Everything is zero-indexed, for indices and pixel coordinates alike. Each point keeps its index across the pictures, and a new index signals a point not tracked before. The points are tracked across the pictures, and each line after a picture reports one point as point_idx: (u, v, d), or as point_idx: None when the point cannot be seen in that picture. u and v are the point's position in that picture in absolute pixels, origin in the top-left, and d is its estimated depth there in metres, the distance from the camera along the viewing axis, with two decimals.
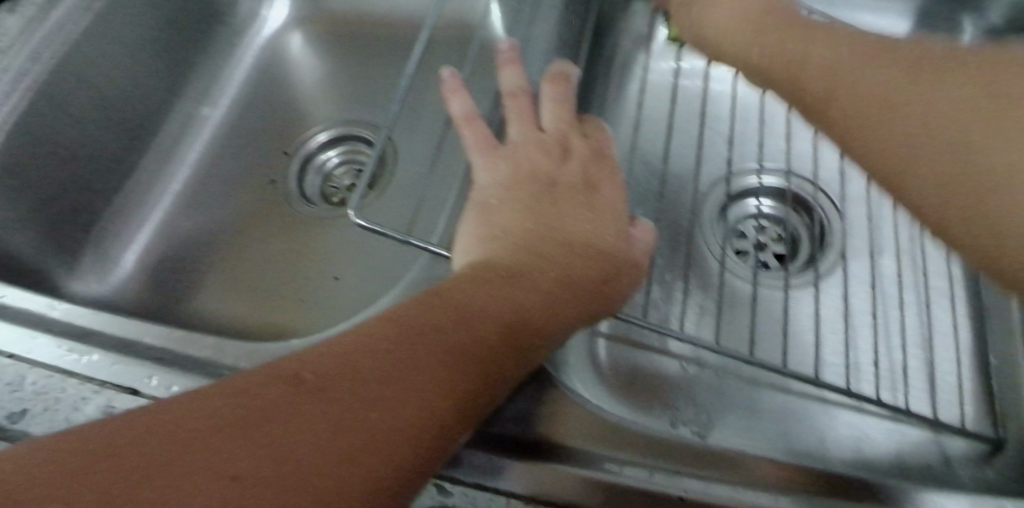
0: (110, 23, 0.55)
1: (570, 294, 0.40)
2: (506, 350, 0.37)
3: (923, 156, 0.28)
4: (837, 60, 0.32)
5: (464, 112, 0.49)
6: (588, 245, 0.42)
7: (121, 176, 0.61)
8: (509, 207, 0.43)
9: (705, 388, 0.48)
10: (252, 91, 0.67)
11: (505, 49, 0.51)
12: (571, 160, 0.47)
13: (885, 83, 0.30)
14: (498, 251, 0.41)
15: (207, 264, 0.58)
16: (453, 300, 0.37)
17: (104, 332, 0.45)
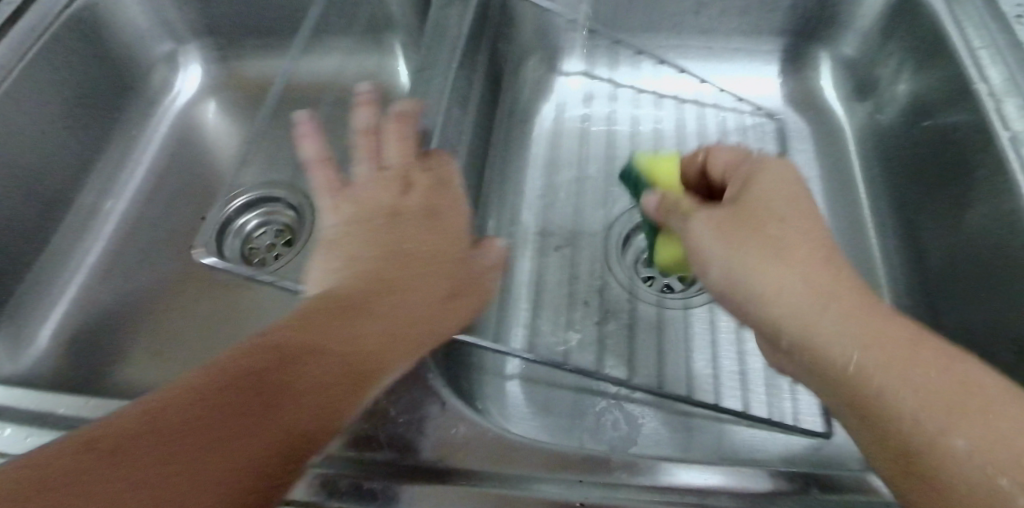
0: (20, 100, 0.57)
1: (416, 316, 0.38)
2: (345, 381, 0.35)
3: (917, 412, 0.31)
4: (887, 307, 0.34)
5: (317, 154, 0.45)
6: (433, 261, 0.40)
7: (35, 251, 0.60)
8: (353, 232, 0.41)
9: (621, 409, 0.53)
10: (169, 158, 0.69)
11: (364, 90, 0.47)
12: (413, 191, 0.43)
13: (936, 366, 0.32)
14: (339, 281, 0.38)
15: (128, 332, 0.58)
16: (285, 337, 0.35)
17: (19, 406, 0.39)
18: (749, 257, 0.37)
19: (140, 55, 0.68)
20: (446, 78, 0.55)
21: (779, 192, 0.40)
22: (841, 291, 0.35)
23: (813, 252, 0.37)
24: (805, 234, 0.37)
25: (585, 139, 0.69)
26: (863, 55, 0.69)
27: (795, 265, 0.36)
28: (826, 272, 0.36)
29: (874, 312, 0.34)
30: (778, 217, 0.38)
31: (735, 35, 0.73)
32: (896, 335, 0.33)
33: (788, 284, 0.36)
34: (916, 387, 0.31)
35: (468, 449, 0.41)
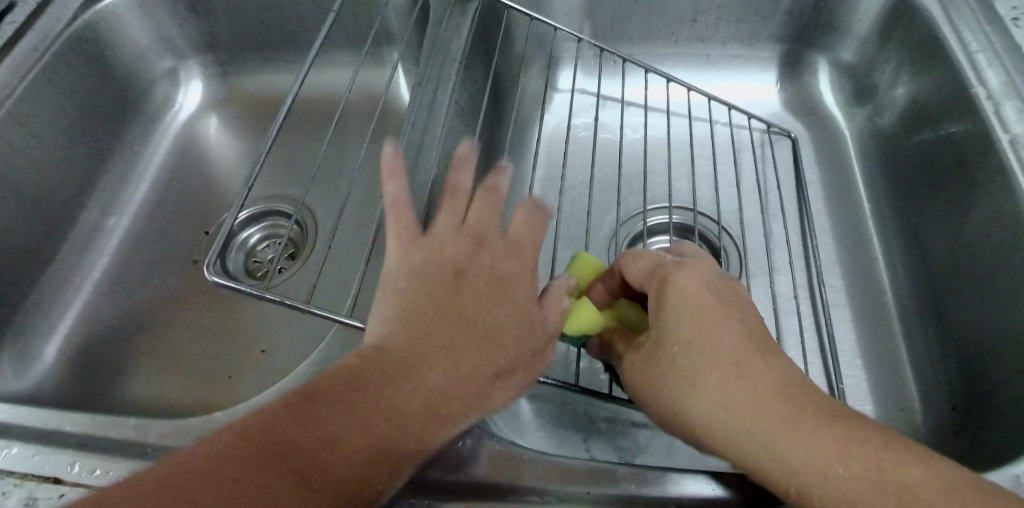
0: (23, 119, 0.57)
1: (463, 387, 0.37)
2: (387, 455, 0.34)
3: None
4: (787, 415, 0.35)
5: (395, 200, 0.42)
6: (485, 327, 0.39)
7: (40, 268, 0.61)
8: (407, 283, 0.40)
9: (623, 421, 0.53)
10: (172, 174, 0.69)
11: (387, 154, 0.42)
12: (485, 253, 0.42)
13: (845, 462, 0.33)
14: (390, 341, 0.38)
15: (134, 349, 0.58)
16: (329, 407, 0.34)
17: (28, 424, 0.39)
18: (683, 390, 0.39)
19: (143, 72, 0.69)
20: (446, 90, 0.56)
21: (691, 308, 0.40)
22: (763, 415, 0.36)
23: (734, 376, 0.37)
24: (724, 354, 0.38)
25: (584, 146, 0.70)
26: (861, 60, 0.70)
27: (722, 391, 0.37)
28: (751, 396, 0.36)
29: (798, 434, 0.34)
30: (697, 340, 0.39)
31: (731, 41, 0.74)
32: (825, 448, 0.33)
33: (716, 415, 0.37)
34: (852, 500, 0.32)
35: (490, 464, 0.40)
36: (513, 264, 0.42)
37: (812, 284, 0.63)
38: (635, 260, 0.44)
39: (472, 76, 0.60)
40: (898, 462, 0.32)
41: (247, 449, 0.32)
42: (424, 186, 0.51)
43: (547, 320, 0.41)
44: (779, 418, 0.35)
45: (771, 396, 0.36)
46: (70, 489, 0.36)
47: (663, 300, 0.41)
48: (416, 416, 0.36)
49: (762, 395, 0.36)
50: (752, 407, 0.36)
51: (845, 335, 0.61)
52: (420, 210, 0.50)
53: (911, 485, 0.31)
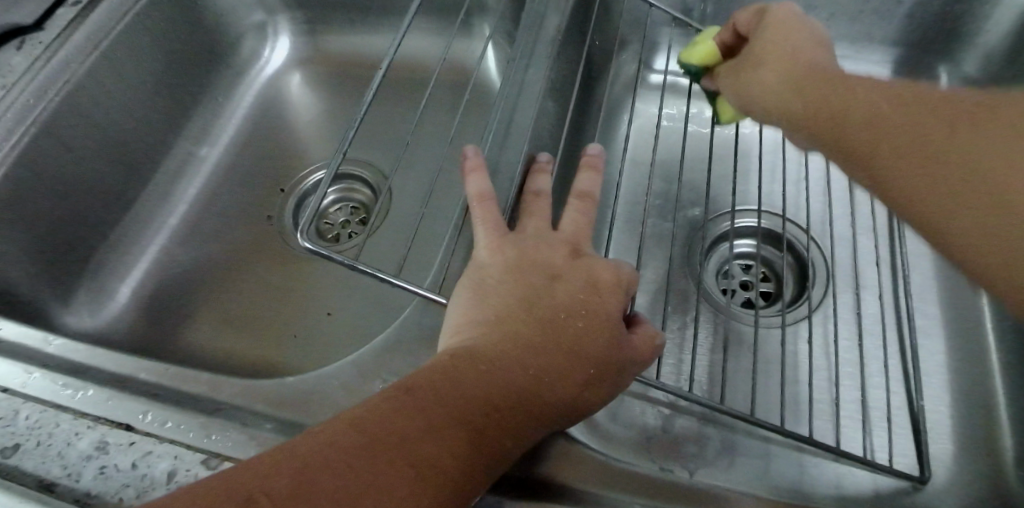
0: (117, 61, 0.57)
1: (554, 388, 0.37)
2: (486, 447, 0.33)
3: (934, 181, 0.35)
4: (881, 110, 0.39)
5: (478, 191, 0.45)
6: (576, 334, 0.39)
7: (120, 210, 0.61)
8: (501, 288, 0.40)
9: (683, 427, 0.50)
10: (252, 128, 0.69)
11: (471, 155, 0.47)
12: (580, 262, 0.43)
13: (928, 134, 0.36)
14: (481, 339, 0.37)
15: (203, 299, 0.58)
16: (427, 396, 0.34)
17: (104, 367, 0.39)
18: (746, 85, 0.48)
19: (233, 23, 0.68)
20: (540, 68, 0.53)
21: (780, 36, 0.47)
22: (854, 108, 0.40)
23: (802, 80, 0.44)
24: (802, 82, 0.44)
25: (672, 137, 0.66)
26: (987, 74, 0.64)
27: (818, 104, 0.42)
28: (816, 88, 0.43)
29: (895, 123, 0.38)
30: (775, 60, 0.46)
31: (843, 41, 0.68)
32: (899, 119, 0.38)
33: (778, 82, 0.45)
34: (909, 140, 0.37)
35: (552, 463, 0.38)
36: (608, 274, 0.42)
37: (899, 308, 0.56)
38: (740, 12, 0.52)
39: (569, 56, 0.57)
40: (970, 128, 0.35)
41: (364, 434, 0.31)
42: (510, 167, 0.49)
43: (637, 343, 0.41)
44: (878, 126, 0.38)
45: (884, 98, 0.39)
46: (140, 438, 0.35)
47: (754, 42, 0.48)
48: (520, 409, 0.35)
49: (844, 106, 0.41)
50: (853, 115, 0.40)
51: (934, 366, 0.54)
52: (506, 191, 0.48)
53: (975, 144, 0.34)
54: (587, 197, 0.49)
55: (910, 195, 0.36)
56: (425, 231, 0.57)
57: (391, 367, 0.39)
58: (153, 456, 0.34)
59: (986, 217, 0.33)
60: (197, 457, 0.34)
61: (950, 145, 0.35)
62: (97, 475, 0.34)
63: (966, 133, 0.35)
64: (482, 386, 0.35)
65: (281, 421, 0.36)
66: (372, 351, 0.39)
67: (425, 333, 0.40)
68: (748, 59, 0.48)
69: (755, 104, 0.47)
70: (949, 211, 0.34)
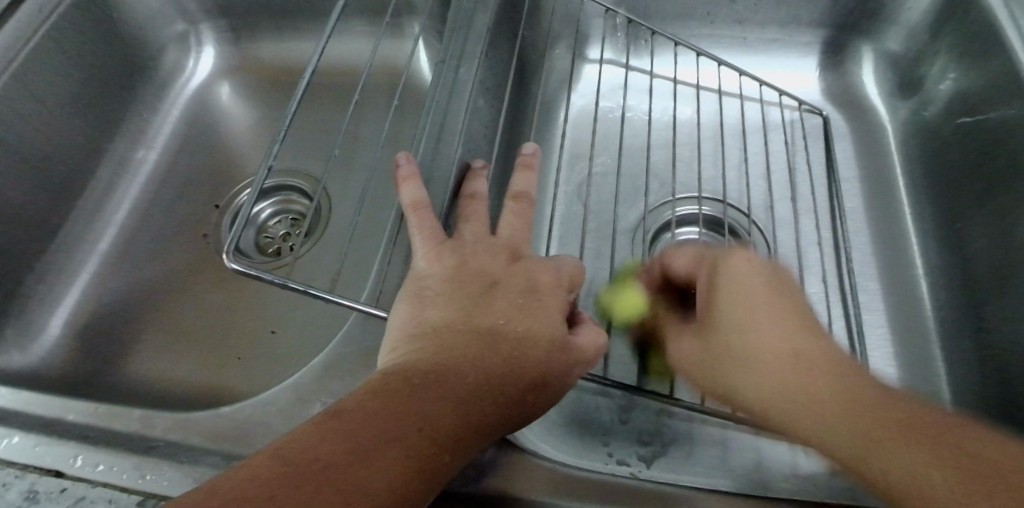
0: (27, 84, 0.55)
1: (493, 400, 0.36)
2: (422, 466, 0.33)
3: (841, 444, 0.36)
4: (816, 399, 0.38)
5: (413, 200, 0.44)
6: (514, 341, 0.38)
7: (46, 238, 0.59)
8: (438, 298, 0.39)
9: (641, 418, 0.51)
10: (182, 142, 0.67)
11: (404, 163, 0.45)
12: (522, 264, 0.43)
13: (868, 441, 0.35)
14: (417, 353, 0.37)
15: (142, 325, 0.57)
16: (359, 417, 0.33)
17: (30, 412, 0.37)
18: (734, 341, 0.42)
19: (153, 34, 0.66)
20: (470, 71, 0.53)
21: (745, 286, 0.42)
22: (791, 348, 0.40)
23: (776, 347, 0.40)
24: (777, 346, 0.40)
25: (610, 128, 0.66)
26: (908, 51, 0.66)
27: (743, 316, 0.42)
28: (791, 362, 0.40)
29: (819, 412, 0.37)
30: (752, 325, 0.41)
31: (770, 25, 0.69)
32: (835, 412, 0.37)
33: (748, 367, 0.41)
34: (835, 431, 0.36)
35: (511, 473, 0.39)
36: (550, 274, 0.42)
37: (842, 283, 0.59)
38: (677, 252, 0.48)
39: (500, 56, 0.56)
40: (976, 444, 0.33)
41: (294, 464, 0.30)
42: (444, 172, 0.48)
43: (580, 346, 0.41)
44: (787, 387, 0.39)
45: (770, 354, 0.40)
46: (72, 484, 0.34)
47: (712, 290, 0.44)
48: (457, 425, 0.35)
49: (823, 401, 0.38)
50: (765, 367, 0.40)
51: (879, 342, 0.58)
52: (441, 199, 0.47)
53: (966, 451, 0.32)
54: (523, 198, 0.49)
55: (757, 383, 0.41)
56: (367, 241, 0.56)
57: (337, 388, 0.38)
58: (86, 503, 0.34)
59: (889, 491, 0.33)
60: (134, 500, 0.34)
61: (834, 437, 0.36)
62: None
63: (897, 448, 0.34)
64: (418, 406, 0.34)
65: (222, 454, 0.36)
66: (312, 373, 0.39)
67: (367, 350, 0.40)
68: (714, 295, 0.44)
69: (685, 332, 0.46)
70: (897, 493, 0.33)
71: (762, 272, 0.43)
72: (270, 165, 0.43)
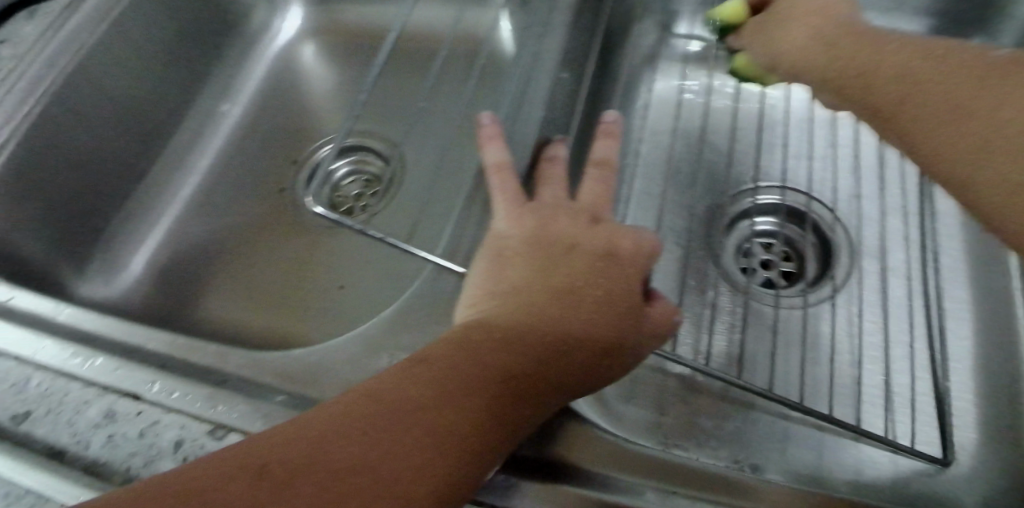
0: (130, 30, 0.57)
1: (572, 362, 0.35)
2: (502, 422, 0.32)
3: (913, 108, 0.37)
4: (904, 77, 0.38)
5: (496, 161, 0.43)
6: (596, 303, 0.37)
7: (134, 181, 0.61)
8: (519, 257, 0.39)
9: (701, 401, 0.49)
10: (266, 98, 0.68)
11: (488, 123, 0.45)
12: (601, 227, 0.41)
13: (899, 78, 0.38)
14: (497, 309, 0.36)
15: (216, 270, 0.59)
16: (441, 369, 0.33)
17: (112, 336, 0.39)
18: (817, 61, 0.44)
19: None
20: (555, 40, 0.52)
21: (805, 18, 0.47)
22: (835, 47, 0.43)
23: (894, 63, 0.39)
24: (821, 45, 0.44)
25: (693, 111, 0.64)
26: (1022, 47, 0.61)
27: (801, 11, 0.47)
28: (863, 56, 0.41)
29: (931, 88, 0.36)
30: (805, 20, 0.46)
31: (873, 12, 0.65)
32: (937, 77, 0.36)
33: (887, 86, 0.39)
34: (930, 111, 0.36)
35: (573, 445, 0.38)
36: (629, 241, 0.41)
37: (927, 291, 0.54)
38: None
39: (584, 25, 0.55)
40: (988, 84, 0.34)
41: (379, 406, 0.31)
42: (523, 139, 0.47)
43: (659, 316, 0.39)
44: (908, 51, 0.39)
45: (886, 77, 0.39)
46: (148, 407, 0.35)
47: (775, 12, 0.50)
48: (536, 384, 0.34)
49: (951, 73, 0.35)
50: (862, 78, 0.40)
51: (961, 351, 0.51)
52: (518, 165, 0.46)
53: (961, 104, 0.34)
54: (604, 167, 0.47)
55: (856, 67, 0.41)
56: (436, 206, 0.56)
57: (404, 341, 0.38)
58: (160, 426, 0.35)
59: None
60: (204, 428, 0.35)
61: (909, 107, 0.37)
62: (105, 443, 0.35)
63: (933, 98, 0.36)
64: (496, 359, 0.34)
65: (290, 394, 0.36)
66: (380, 323, 0.39)
67: (435, 305, 0.40)
68: (782, 25, 0.48)
69: (784, 66, 0.48)
70: (965, 147, 0.33)
71: (819, 25, 0.45)
72: (356, 116, 0.44)
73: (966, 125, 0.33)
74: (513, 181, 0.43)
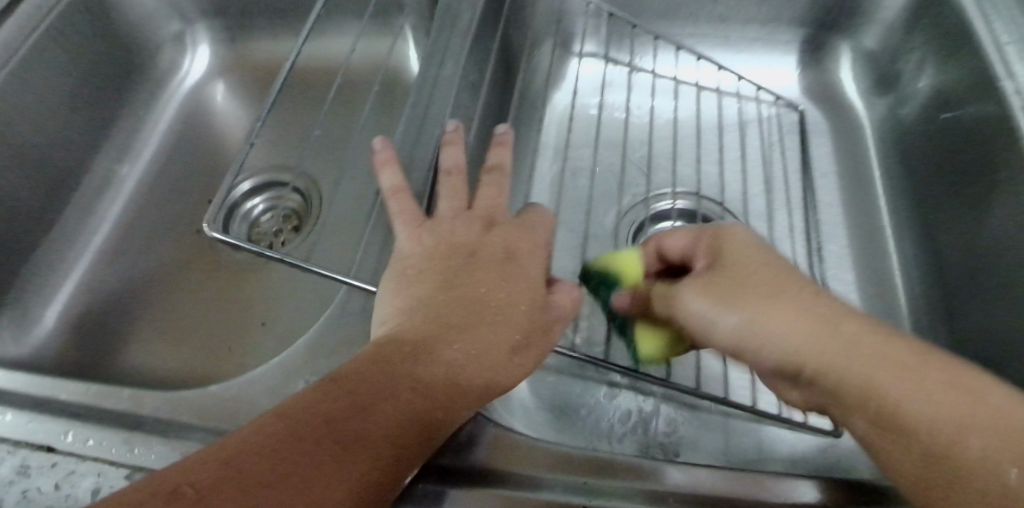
0: (29, 80, 0.56)
1: (479, 367, 0.37)
2: (413, 428, 0.34)
3: (870, 399, 0.35)
4: (816, 335, 0.37)
5: (392, 184, 0.45)
6: (498, 308, 0.39)
7: (42, 232, 0.60)
8: (422, 274, 0.41)
9: (618, 397, 0.52)
10: (177, 140, 0.68)
11: (381, 148, 0.47)
12: (495, 231, 0.43)
13: (825, 351, 0.36)
14: (404, 323, 0.38)
15: (134, 316, 0.58)
16: (350, 384, 0.34)
17: (23, 391, 0.38)
18: (734, 309, 0.39)
19: (150, 35, 0.68)
20: (455, 68, 0.54)
21: (750, 260, 0.40)
22: (813, 301, 0.38)
23: (824, 327, 0.37)
24: (787, 307, 0.38)
25: (595, 126, 0.68)
26: (884, 48, 0.67)
27: (755, 307, 0.38)
28: (777, 306, 0.38)
29: (838, 350, 0.36)
30: (756, 289, 0.39)
31: (751, 26, 0.71)
32: (828, 335, 0.37)
33: (805, 348, 0.37)
34: (853, 368, 0.35)
35: (494, 450, 0.40)
36: (526, 242, 0.43)
37: (816, 273, 0.60)
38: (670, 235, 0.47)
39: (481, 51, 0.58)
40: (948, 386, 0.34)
41: (292, 424, 0.32)
42: (427, 165, 0.50)
43: (561, 311, 0.42)
44: (810, 338, 0.37)
45: (837, 335, 0.36)
46: (62, 458, 0.35)
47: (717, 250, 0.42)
48: (445, 390, 0.36)
49: (878, 362, 0.35)
50: (808, 356, 0.37)
51: None
52: (425, 189, 0.49)
53: (891, 412, 0.34)
54: (498, 171, 0.49)
55: (795, 337, 0.37)
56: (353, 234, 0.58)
57: (321, 366, 0.40)
58: (76, 476, 0.35)
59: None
60: (122, 472, 0.35)
61: (836, 366, 0.36)
62: (19, 498, 0.34)
63: (835, 360, 0.36)
64: (407, 368, 0.36)
65: (208, 430, 0.37)
66: (297, 354, 0.40)
67: (349, 330, 0.41)
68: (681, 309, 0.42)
69: (727, 332, 0.39)
70: (917, 432, 0.33)
71: (767, 264, 0.40)
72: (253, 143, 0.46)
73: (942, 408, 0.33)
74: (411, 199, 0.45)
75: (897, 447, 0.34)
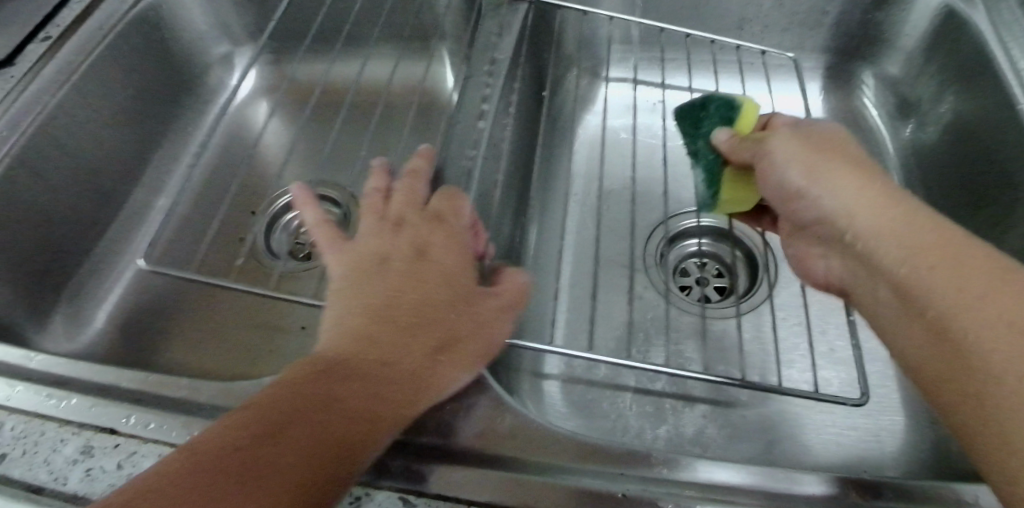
0: (90, 93, 0.60)
1: (403, 372, 0.38)
2: (340, 438, 0.35)
3: (905, 263, 0.38)
4: (867, 207, 0.41)
5: (317, 223, 0.47)
6: (417, 313, 0.40)
7: (95, 238, 0.63)
8: (345, 292, 0.42)
9: (648, 398, 0.53)
10: (222, 152, 0.71)
11: (299, 192, 0.49)
12: (404, 229, 0.44)
13: (874, 222, 0.40)
14: (329, 342, 0.39)
15: (176, 318, 0.60)
16: (268, 406, 0.35)
17: (85, 377, 0.40)
18: (818, 177, 0.44)
19: (200, 54, 0.72)
20: (492, 84, 0.57)
21: (840, 144, 0.45)
22: (877, 182, 0.42)
23: (889, 206, 0.40)
24: (857, 176, 0.42)
25: (622, 145, 0.70)
26: (907, 75, 0.69)
27: (838, 175, 0.43)
28: (846, 175, 0.43)
29: (890, 221, 0.40)
30: (836, 161, 0.44)
31: (775, 52, 0.74)
32: (884, 207, 0.40)
33: (858, 216, 0.41)
34: (892, 236, 0.39)
35: (531, 439, 0.40)
36: (440, 241, 0.44)
37: None
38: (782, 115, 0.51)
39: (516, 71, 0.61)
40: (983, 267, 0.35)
41: (203, 456, 0.33)
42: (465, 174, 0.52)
43: (491, 302, 0.43)
44: (866, 205, 0.41)
45: (891, 208, 0.40)
46: (124, 440, 0.37)
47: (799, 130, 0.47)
48: (369, 398, 0.37)
49: (925, 245, 0.37)
50: (858, 220, 0.41)
51: None
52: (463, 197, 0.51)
53: (919, 275, 0.37)
54: None
55: (857, 201, 0.42)
56: None
57: None
58: (138, 456, 0.37)
59: (958, 373, 0.34)
60: None
61: (880, 234, 0.40)
62: (83, 477, 0.36)
63: (882, 230, 0.40)
64: (331, 385, 0.37)
65: None
66: None
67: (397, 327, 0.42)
68: (769, 164, 0.47)
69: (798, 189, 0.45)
70: (935, 309, 0.36)
71: (845, 151, 0.44)
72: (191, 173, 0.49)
73: (972, 284, 0.35)
74: (332, 227, 0.46)
75: (907, 309, 0.37)
